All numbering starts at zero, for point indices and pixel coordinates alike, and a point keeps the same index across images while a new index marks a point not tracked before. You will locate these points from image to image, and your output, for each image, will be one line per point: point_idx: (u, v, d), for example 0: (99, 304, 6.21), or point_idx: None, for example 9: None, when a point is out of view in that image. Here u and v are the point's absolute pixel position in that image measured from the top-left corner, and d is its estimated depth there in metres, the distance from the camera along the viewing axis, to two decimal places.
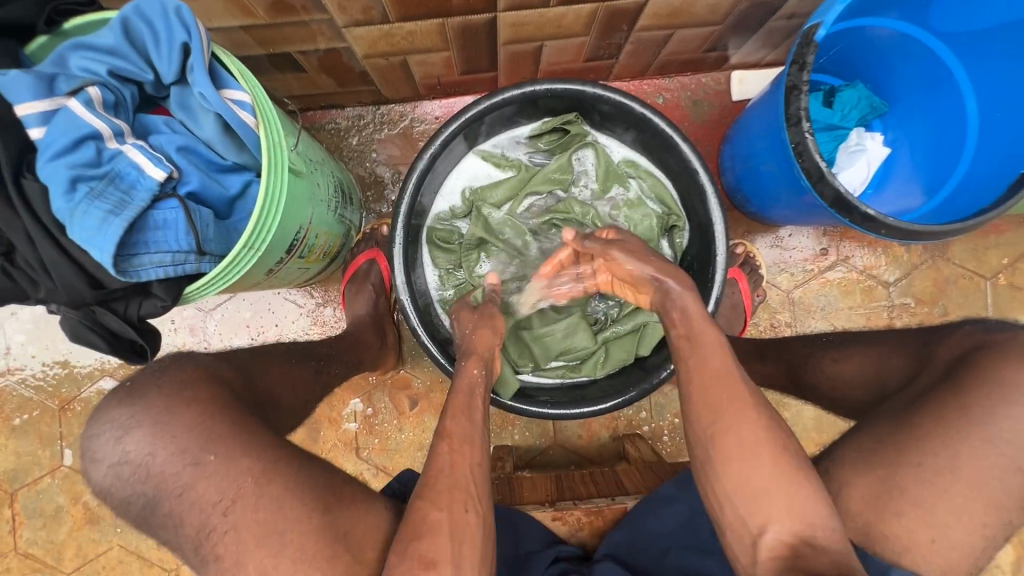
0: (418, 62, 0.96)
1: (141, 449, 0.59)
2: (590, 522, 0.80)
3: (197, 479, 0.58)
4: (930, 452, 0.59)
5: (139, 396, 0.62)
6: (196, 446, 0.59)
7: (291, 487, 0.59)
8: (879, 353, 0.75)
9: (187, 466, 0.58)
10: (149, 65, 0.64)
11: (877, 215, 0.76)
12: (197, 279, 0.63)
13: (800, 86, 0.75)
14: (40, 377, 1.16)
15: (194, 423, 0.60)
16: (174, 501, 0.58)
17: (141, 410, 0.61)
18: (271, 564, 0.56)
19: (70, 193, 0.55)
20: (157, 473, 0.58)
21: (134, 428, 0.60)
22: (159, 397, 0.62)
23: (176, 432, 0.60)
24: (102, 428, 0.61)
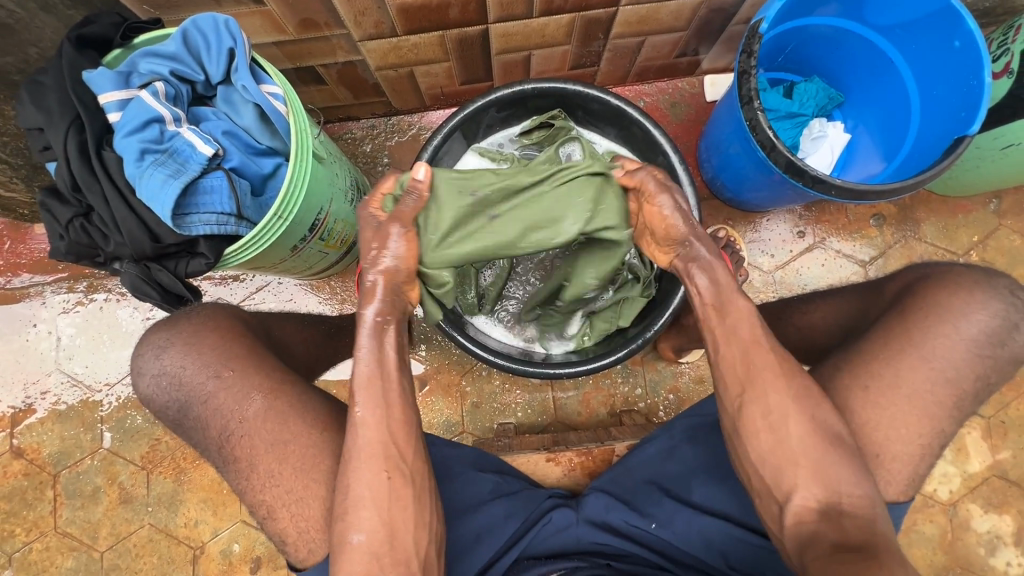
0: (423, 72, 1.11)
1: (174, 364, 0.72)
2: (582, 463, 0.87)
3: (219, 388, 0.70)
4: (876, 373, 0.69)
5: (173, 324, 0.76)
6: (218, 361, 0.72)
7: (295, 405, 0.70)
8: (842, 302, 0.84)
9: (211, 378, 0.71)
10: (201, 68, 0.78)
11: (825, 177, 0.86)
12: (236, 240, 0.75)
13: (749, 71, 0.87)
14: (85, 366, 1.28)
15: (217, 344, 0.73)
16: (203, 405, 0.70)
17: (175, 334, 0.74)
18: (278, 468, 0.68)
19: (140, 161, 0.69)
20: (187, 381, 0.71)
21: (168, 347, 0.73)
22: (189, 324, 0.75)
23: (201, 349, 0.72)
24: (144, 349, 0.75)
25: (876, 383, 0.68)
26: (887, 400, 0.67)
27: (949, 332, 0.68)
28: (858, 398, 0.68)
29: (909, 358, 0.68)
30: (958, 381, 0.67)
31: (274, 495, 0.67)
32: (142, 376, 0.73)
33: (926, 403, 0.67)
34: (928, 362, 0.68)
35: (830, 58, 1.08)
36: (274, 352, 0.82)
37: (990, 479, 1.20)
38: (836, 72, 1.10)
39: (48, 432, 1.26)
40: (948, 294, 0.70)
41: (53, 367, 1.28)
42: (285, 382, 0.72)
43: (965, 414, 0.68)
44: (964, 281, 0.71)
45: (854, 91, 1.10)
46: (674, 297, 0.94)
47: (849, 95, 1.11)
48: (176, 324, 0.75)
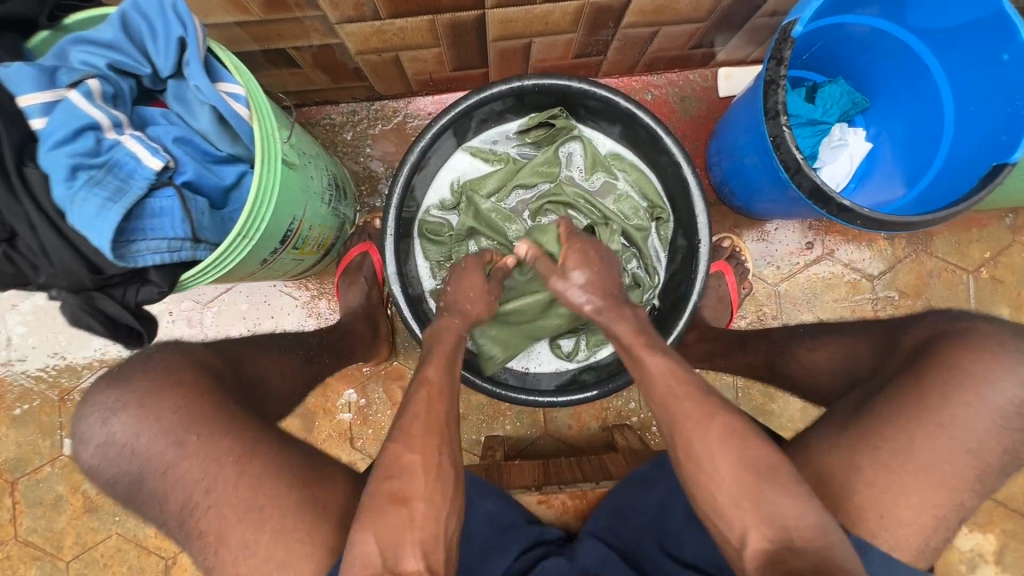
0: (410, 58, 0.98)
1: (126, 431, 0.64)
2: (575, 505, 0.83)
3: (181, 457, 0.63)
4: (893, 437, 0.63)
5: (125, 381, 0.67)
6: (178, 429, 0.64)
7: (269, 466, 0.63)
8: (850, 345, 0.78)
9: (171, 446, 0.63)
10: (146, 59, 0.66)
11: (852, 206, 0.78)
12: (193, 267, 0.66)
13: (777, 81, 0.78)
14: (40, 367, 1.18)
15: (177, 406, 0.65)
16: (159, 478, 0.62)
17: (127, 393, 0.65)
18: (254, 537, 0.61)
19: (70, 181, 0.58)
20: (142, 453, 0.63)
21: (120, 410, 0.64)
22: (144, 380, 0.66)
23: (158, 416, 0.64)
24: (90, 412, 0.66)
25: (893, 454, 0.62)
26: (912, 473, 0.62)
27: (977, 401, 0.62)
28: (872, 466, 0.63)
29: (926, 428, 0.62)
30: (987, 457, 0.62)
31: (249, 565, 0.61)
32: (87, 445, 0.64)
33: (950, 479, 0.62)
34: (949, 432, 0.62)
35: (859, 59, 0.98)
36: (244, 395, 0.73)
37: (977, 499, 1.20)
38: (863, 74, 1.00)
39: (3, 437, 1.18)
40: (983, 356, 0.64)
41: (4, 368, 1.18)
42: (261, 442, 0.65)
43: (990, 488, 0.63)
44: (998, 342, 0.65)
45: (881, 96, 1.01)
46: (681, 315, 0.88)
47: (874, 101, 1.02)
48: (128, 381, 0.66)
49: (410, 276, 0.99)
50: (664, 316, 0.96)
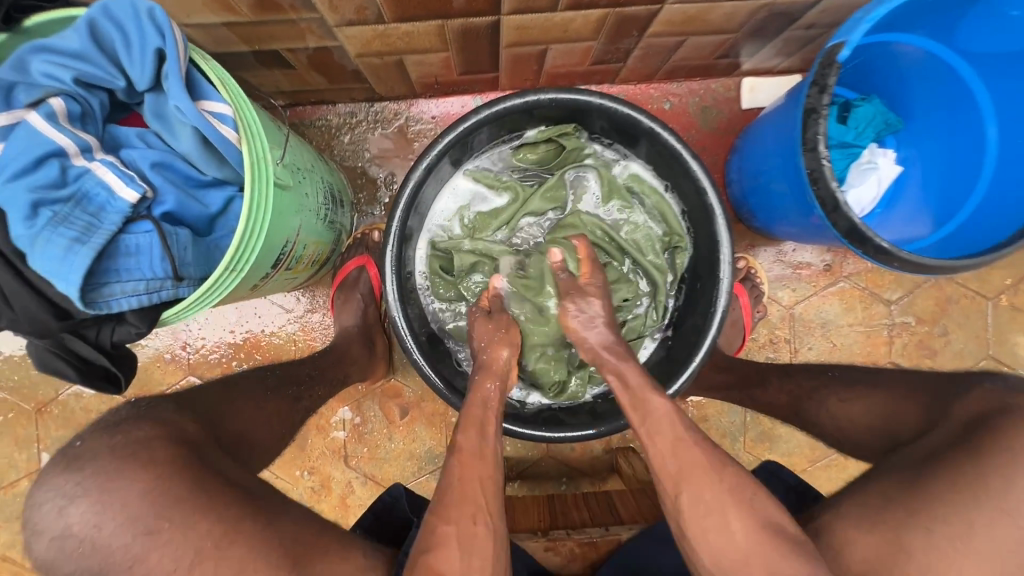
0: (415, 61, 0.90)
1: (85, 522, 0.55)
2: (584, 553, 0.78)
3: (149, 549, 0.54)
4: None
5: (86, 459, 0.58)
6: (148, 515, 0.55)
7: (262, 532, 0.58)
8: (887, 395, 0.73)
9: (139, 536, 0.54)
10: (120, 72, 0.59)
11: (890, 248, 0.72)
12: (173, 306, 0.59)
13: (819, 110, 0.71)
14: (13, 378, 1.11)
15: (147, 488, 0.56)
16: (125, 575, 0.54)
17: (89, 476, 0.57)
18: None
19: (31, 218, 0.51)
20: (104, 545, 0.54)
21: (79, 497, 0.56)
22: (110, 458, 0.58)
23: (126, 498, 0.55)
24: (44, 500, 0.57)
25: None
26: None
27: None
28: None
29: None
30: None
31: None
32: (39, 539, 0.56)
33: None
34: None
35: (897, 78, 0.92)
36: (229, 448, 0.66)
37: None
38: (897, 94, 0.94)
39: None
40: None
41: None
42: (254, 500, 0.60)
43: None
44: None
45: (915, 118, 0.95)
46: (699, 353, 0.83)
47: (908, 122, 0.96)
48: (87, 461, 0.58)
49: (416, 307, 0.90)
50: (679, 348, 0.91)
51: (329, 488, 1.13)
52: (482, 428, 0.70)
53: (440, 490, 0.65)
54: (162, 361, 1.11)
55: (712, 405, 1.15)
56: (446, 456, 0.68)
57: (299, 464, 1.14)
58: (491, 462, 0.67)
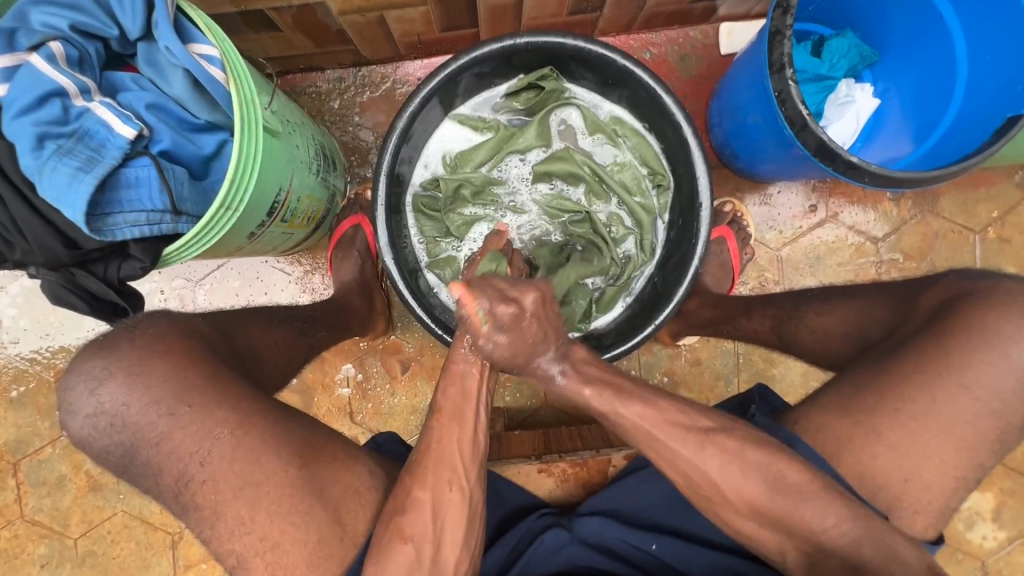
0: (396, 18, 0.94)
1: (115, 400, 0.61)
2: (575, 473, 0.84)
3: (174, 428, 0.61)
4: (907, 398, 0.63)
5: (111, 348, 0.64)
6: (171, 397, 0.61)
7: (261, 443, 0.62)
8: (862, 306, 0.76)
9: (163, 417, 0.61)
10: (113, 20, 0.62)
11: (859, 163, 0.75)
12: (174, 239, 0.63)
13: (784, 31, 0.74)
14: (33, 350, 1.17)
15: (169, 374, 0.62)
16: (153, 450, 0.61)
17: (114, 361, 0.63)
18: (249, 514, 0.61)
19: (38, 150, 0.56)
20: (133, 423, 0.61)
21: (107, 379, 0.62)
22: (133, 349, 0.63)
23: (150, 382, 0.62)
24: (76, 381, 0.63)
25: (909, 411, 0.63)
26: (924, 434, 0.62)
27: (992, 357, 0.61)
28: (889, 424, 0.63)
29: (945, 387, 0.62)
30: (1002, 414, 0.62)
31: (245, 543, 0.61)
32: (74, 416, 0.62)
33: (958, 432, 0.62)
34: (968, 391, 0.62)
35: (869, 9, 0.94)
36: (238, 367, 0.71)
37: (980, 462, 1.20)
38: (872, 25, 0.96)
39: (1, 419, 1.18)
40: (994, 313, 0.62)
41: None
42: (255, 414, 0.63)
43: (1005, 446, 0.62)
44: (1013, 300, 0.63)
45: (891, 49, 0.96)
46: (683, 280, 0.85)
47: (884, 54, 0.98)
48: (114, 350, 0.63)
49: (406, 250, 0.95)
50: (667, 281, 0.92)
51: None
52: (464, 393, 0.65)
53: (420, 450, 0.64)
54: None
55: (705, 347, 1.17)
56: (428, 415, 0.66)
57: None
58: (474, 425, 0.65)
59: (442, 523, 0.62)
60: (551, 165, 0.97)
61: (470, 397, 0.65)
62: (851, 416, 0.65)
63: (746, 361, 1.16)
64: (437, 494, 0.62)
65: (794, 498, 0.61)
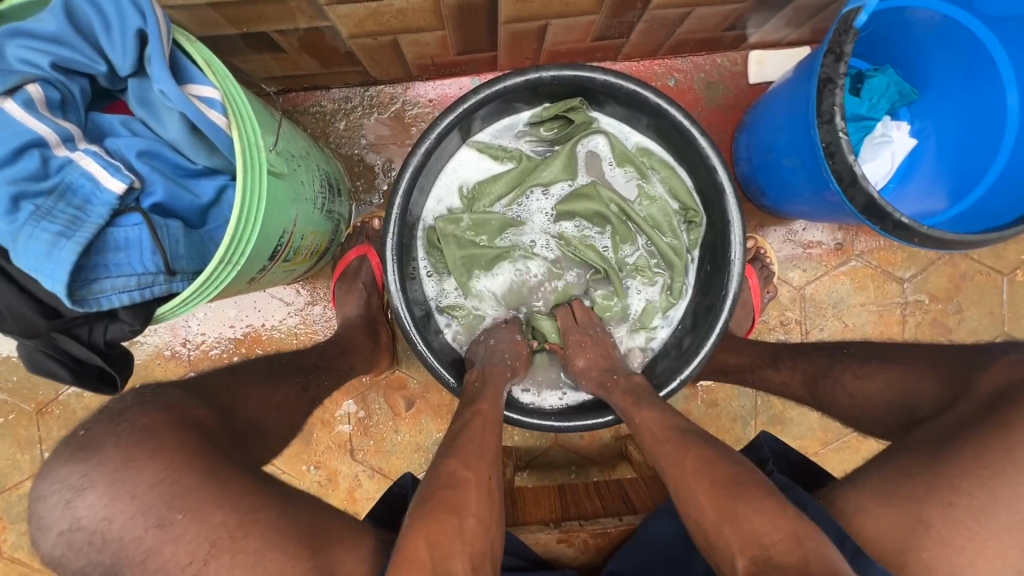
0: (410, 41, 0.87)
1: (95, 515, 0.53)
2: (597, 543, 0.77)
3: (163, 542, 0.53)
4: (966, 492, 0.57)
5: (91, 451, 0.56)
6: (160, 506, 0.54)
7: (265, 538, 0.55)
8: (904, 374, 0.71)
9: (151, 529, 0.53)
10: (101, 56, 0.55)
11: (910, 223, 0.70)
12: (167, 302, 0.57)
13: (835, 79, 0.68)
14: (12, 379, 1.10)
15: (159, 479, 0.54)
16: (138, 569, 0.53)
17: (94, 467, 0.55)
18: None
19: (13, 212, 0.48)
20: (115, 539, 0.53)
21: (87, 489, 0.54)
22: (117, 449, 0.56)
23: (136, 490, 0.54)
24: (47, 489, 0.54)
25: (967, 506, 0.56)
26: (984, 536, 0.55)
27: None
28: (943, 519, 0.57)
29: (1014, 486, 0.55)
30: None
31: None
32: (44, 533, 0.53)
33: None
34: None
35: (913, 47, 0.88)
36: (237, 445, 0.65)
37: None
38: (914, 63, 0.90)
39: None
40: None
41: None
42: (258, 510, 0.56)
43: None
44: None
45: (931, 88, 0.91)
46: (712, 333, 0.81)
47: (923, 93, 0.92)
48: (96, 451, 0.55)
49: (416, 291, 0.90)
50: (692, 329, 0.88)
51: (336, 483, 1.11)
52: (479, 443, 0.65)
53: (429, 488, 0.62)
54: (162, 359, 1.07)
55: (722, 388, 1.13)
56: (437, 454, 0.67)
57: (304, 459, 1.12)
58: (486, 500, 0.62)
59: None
60: (575, 199, 0.91)
61: (482, 438, 0.68)
62: (901, 508, 0.59)
63: (763, 404, 1.13)
64: None
65: None
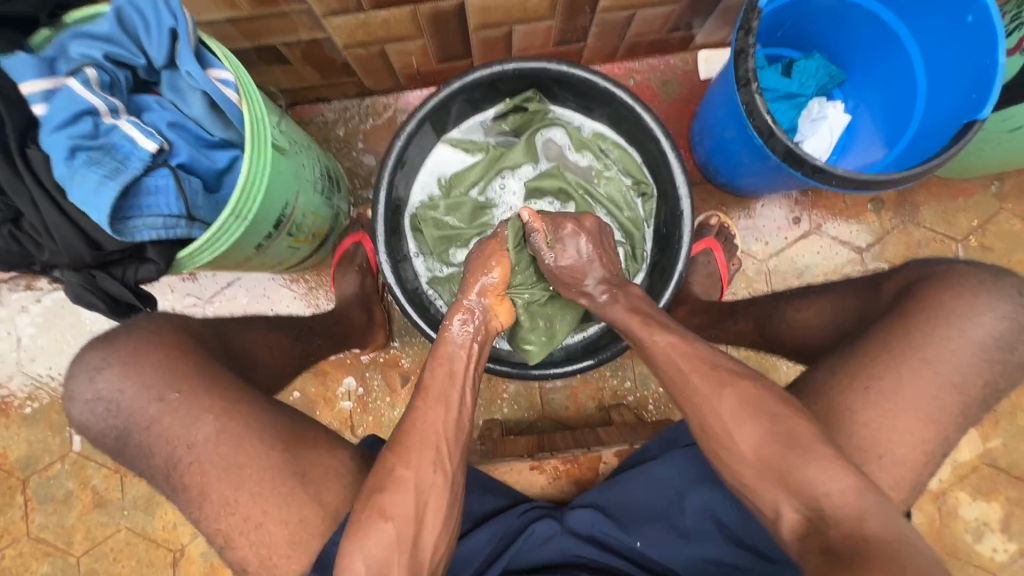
0: (396, 51, 1.02)
1: (111, 388, 0.68)
2: (567, 470, 0.87)
3: (162, 413, 0.67)
4: (876, 378, 0.67)
5: (110, 341, 0.71)
6: (160, 383, 0.67)
7: (270, 427, 0.67)
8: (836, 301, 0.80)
9: (154, 402, 0.67)
10: (141, 51, 0.70)
11: (825, 166, 0.81)
12: (187, 243, 0.69)
13: (747, 50, 0.81)
14: (47, 367, 1.22)
15: (159, 363, 0.69)
16: (143, 433, 0.67)
17: (110, 352, 0.69)
18: (251, 500, 0.65)
19: (71, 160, 0.62)
20: (126, 407, 0.67)
21: (104, 368, 0.69)
22: (129, 340, 0.70)
23: (142, 371, 0.68)
24: (79, 370, 0.70)
25: (879, 391, 0.66)
26: (896, 413, 0.65)
27: (952, 334, 0.66)
28: (862, 405, 0.66)
29: (911, 363, 0.66)
30: (965, 389, 0.66)
31: (231, 525, 0.65)
32: (78, 401, 0.69)
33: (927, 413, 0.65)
34: (933, 369, 0.66)
35: (832, 33, 1.01)
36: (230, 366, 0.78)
37: (979, 467, 1.18)
38: (837, 49, 1.03)
39: (14, 436, 1.21)
40: (953, 295, 0.68)
41: (14, 369, 1.21)
42: (257, 405, 0.68)
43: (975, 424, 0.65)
44: (963, 283, 0.69)
45: (855, 69, 1.03)
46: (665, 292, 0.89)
47: (851, 74, 1.04)
48: (113, 342, 0.70)
49: (408, 274, 0.99)
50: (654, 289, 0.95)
51: None
52: (449, 375, 0.71)
53: (402, 431, 0.67)
54: None
55: None
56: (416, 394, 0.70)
57: None
58: (456, 407, 0.69)
59: (434, 503, 0.65)
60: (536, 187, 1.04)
61: (457, 378, 0.71)
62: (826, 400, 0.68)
63: None
64: (427, 479, 0.65)
65: (771, 485, 0.64)
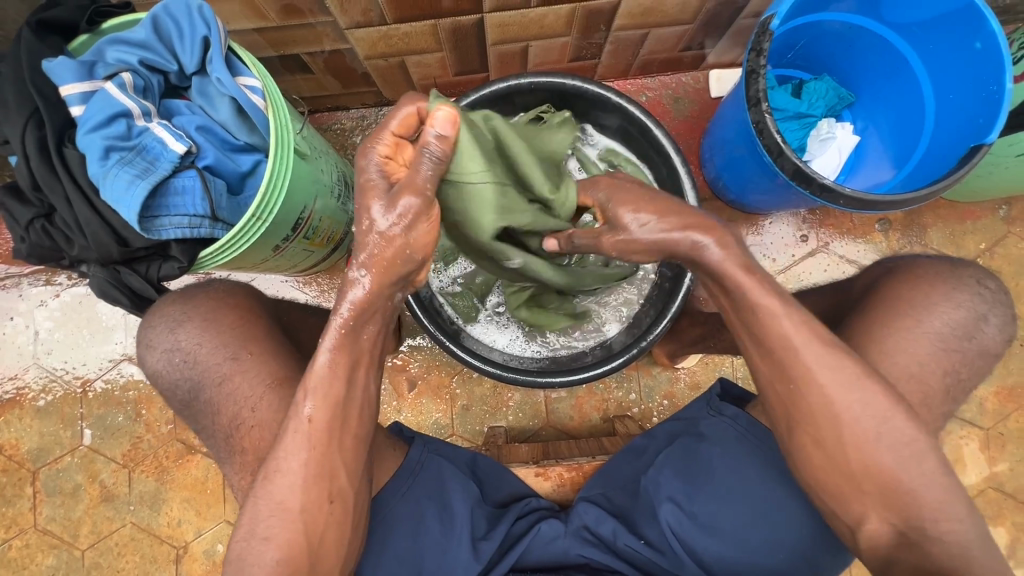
0: (415, 62, 1.05)
1: (189, 343, 0.74)
2: (571, 478, 0.89)
3: (234, 371, 0.73)
4: None
5: (189, 298, 0.78)
6: (234, 344, 0.74)
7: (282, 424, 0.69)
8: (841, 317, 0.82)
9: (228, 359, 0.73)
10: (173, 57, 0.73)
11: (833, 186, 0.82)
12: (210, 242, 0.71)
13: (758, 71, 0.83)
14: (61, 361, 1.24)
15: (235, 325, 0.76)
16: (216, 389, 0.72)
17: (193, 307, 0.76)
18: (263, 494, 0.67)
19: (104, 159, 0.65)
20: (203, 361, 0.73)
21: (186, 321, 0.75)
22: (208, 299, 0.78)
23: (221, 329, 0.75)
24: (159, 320, 0.76)
25: None
26: None
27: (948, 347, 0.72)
28: None
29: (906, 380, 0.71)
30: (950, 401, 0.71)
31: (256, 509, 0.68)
32: (157, 349, 0.75)
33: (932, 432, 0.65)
34: (929, 383, 0.71)
35: (843, 56, 1.03)
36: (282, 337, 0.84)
37: (985, 491, 1.17)
38: (846, 71, 1.05)
39: (27, 428, 1.23)
40: (953, 311, 0.73)
41: (30, 362, 1.24)
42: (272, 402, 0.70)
43: None
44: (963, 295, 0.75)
45: (864, 91, 1.05)
46: (682, 284, 0.90)
47: (860, 96, 1.06)
48: (189, 301, 0.77)
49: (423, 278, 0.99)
50: (657, 302, 0.95)
51: None
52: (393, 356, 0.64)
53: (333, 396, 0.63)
54: None
55: (704, 370, 1.20)
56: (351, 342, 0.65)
57: None
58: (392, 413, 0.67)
59: None
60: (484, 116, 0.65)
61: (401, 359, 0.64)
62: None
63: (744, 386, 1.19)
64: None
65: None
